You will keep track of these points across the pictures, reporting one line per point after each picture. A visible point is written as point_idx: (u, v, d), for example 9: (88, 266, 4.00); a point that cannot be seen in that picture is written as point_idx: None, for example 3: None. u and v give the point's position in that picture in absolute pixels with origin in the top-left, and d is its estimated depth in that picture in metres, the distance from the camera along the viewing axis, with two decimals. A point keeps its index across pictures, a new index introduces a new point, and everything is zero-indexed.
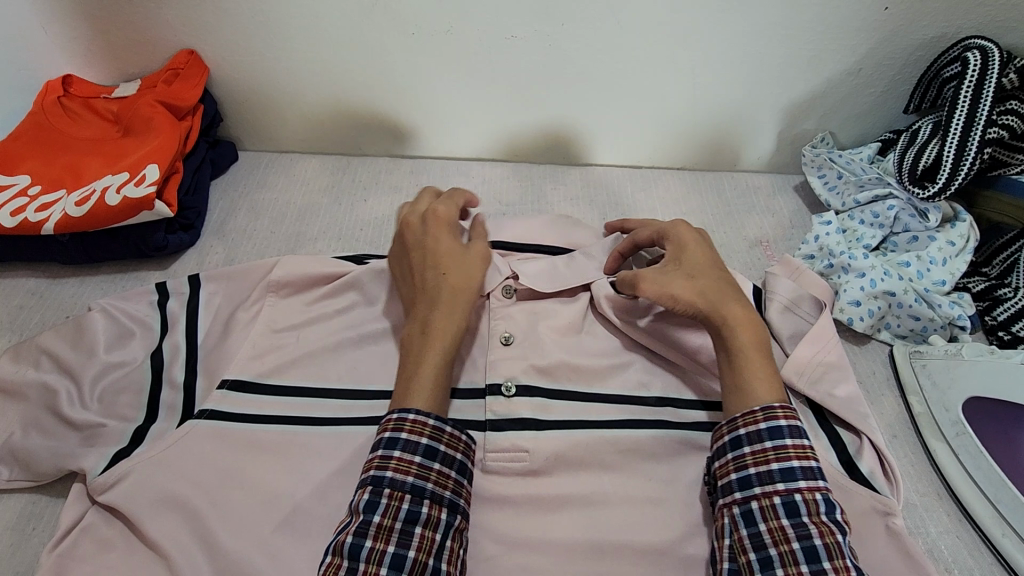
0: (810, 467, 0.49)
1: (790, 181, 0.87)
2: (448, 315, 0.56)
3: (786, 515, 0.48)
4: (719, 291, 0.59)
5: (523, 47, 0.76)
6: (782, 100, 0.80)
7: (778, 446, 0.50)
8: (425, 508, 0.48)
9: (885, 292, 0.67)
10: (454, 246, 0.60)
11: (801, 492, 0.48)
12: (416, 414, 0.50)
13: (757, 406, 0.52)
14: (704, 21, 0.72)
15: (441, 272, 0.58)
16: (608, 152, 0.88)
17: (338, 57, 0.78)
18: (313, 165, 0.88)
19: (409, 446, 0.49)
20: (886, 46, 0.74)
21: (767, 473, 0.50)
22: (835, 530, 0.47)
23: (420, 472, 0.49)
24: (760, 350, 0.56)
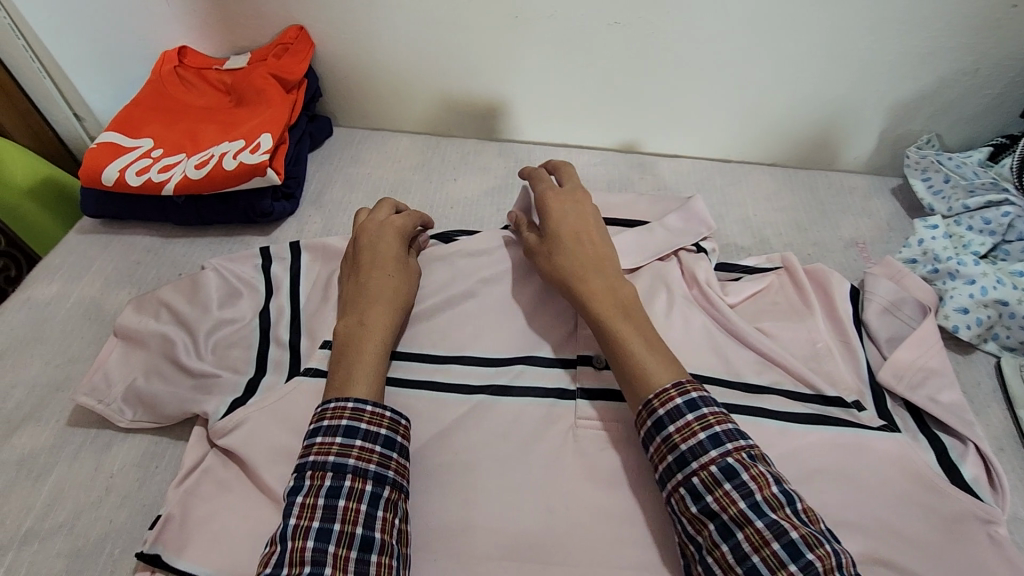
0: (697, 444, 0.50)
1: (888, 182, 0.84)
2: (384, 312, 0.60)
3: (693, 502, 0.48)
4: (586, 266, 0.62)
5: (625, 34, 0.76)
6: (887, 98, 0.77)
7: (665, 437, 0.51)
8: (347, 482, 0.48)
9: (998, 302, 0.65)
10: (398, 252, 0.66)
11: (696, 474, 0.49)
12: (335, 401, 0.52)
13: (642, 405, 0.53)
14: (817, 13, 0.70)
15: (384, 275, 0.63)
16: (697, 144, 0.87)
17: (440, 37, 0.79)
18: (404, 143, 0.90)
19: (330, 430, 0.51)
20: (1009, 45, 0.71)
21: (667, 467, 0.51)
22: (737, 501, 0.47)
23: (341, 450, 0.50)
24: (620, 313, 0.58)
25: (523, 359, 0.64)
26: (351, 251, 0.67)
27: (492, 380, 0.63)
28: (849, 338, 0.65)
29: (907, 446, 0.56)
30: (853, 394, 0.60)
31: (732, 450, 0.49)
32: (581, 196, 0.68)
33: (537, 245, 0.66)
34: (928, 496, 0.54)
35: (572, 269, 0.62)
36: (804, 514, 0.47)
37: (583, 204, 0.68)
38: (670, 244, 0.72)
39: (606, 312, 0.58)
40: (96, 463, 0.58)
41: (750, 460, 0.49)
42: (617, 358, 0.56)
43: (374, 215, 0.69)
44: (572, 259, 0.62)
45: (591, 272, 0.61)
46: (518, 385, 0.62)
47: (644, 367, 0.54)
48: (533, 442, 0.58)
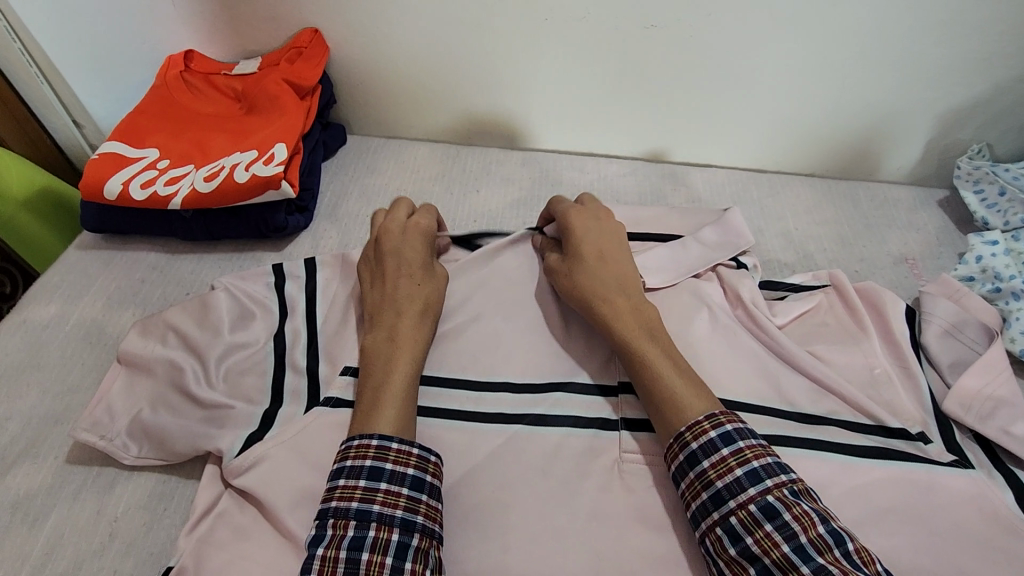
0: (734, 481, 0.45)
1: (934, 194, 0.80)
2: (414, 325, 0.57)
3: (733, 545, 0.43)
4: (609, 289, 0.58)
5: (663, 37, 0.71)
6: (937, 106, 0.73)
7: (699, 473, 0.46)
8: (372, 531, 0.44)
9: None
10: (423, 260, 0.62)
11: (735, 513, 0.44)
12: (359, 438, 0.48)
13: (672, 437, 0.49)
14: (867, 16, 0.66)
15: (413, 283, 0.59)
16: (731, 153, 0.83)
17: (464, 40, 0.75)
18: (422, 151, 0.86)
19: (352, 472, 0.46)
20: None
21: (701, 505, 0.46)
22: (781, 544, 0.42)
23: (365, 495, 0.45)
24: (646, 337, 0.54)
25: (559, 386, 0.60)
26: (371, 253, 0.63)
27: (528, 408, 0.58)
28: (908, 364, 0.60)
29: (982, 485, 0.52)
30: (917, 425, 0.56)
31: (773, 487, 0.44)
32: (605, 215, 0.65)
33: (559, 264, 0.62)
34: (1008, 540, 0.50)
35: (596, 291, 0.58)
36: (856, 557, 0.41)
37: (607, 222, 0.65)
38: (706, 260, 0.67)
39: (631, 337, 0.55)
40: (99, 505, 0.53)
41: (793, 498, 0.43)
42: (645, 386, 0.52)
43: (392, 216, 0.65)
44: (597, 280, 0.59)
45: (615, 295, 0.58)
46: (556, 414, 0.57)
47: (674, 393, 0.50)
48: (575, 480, 0.54)
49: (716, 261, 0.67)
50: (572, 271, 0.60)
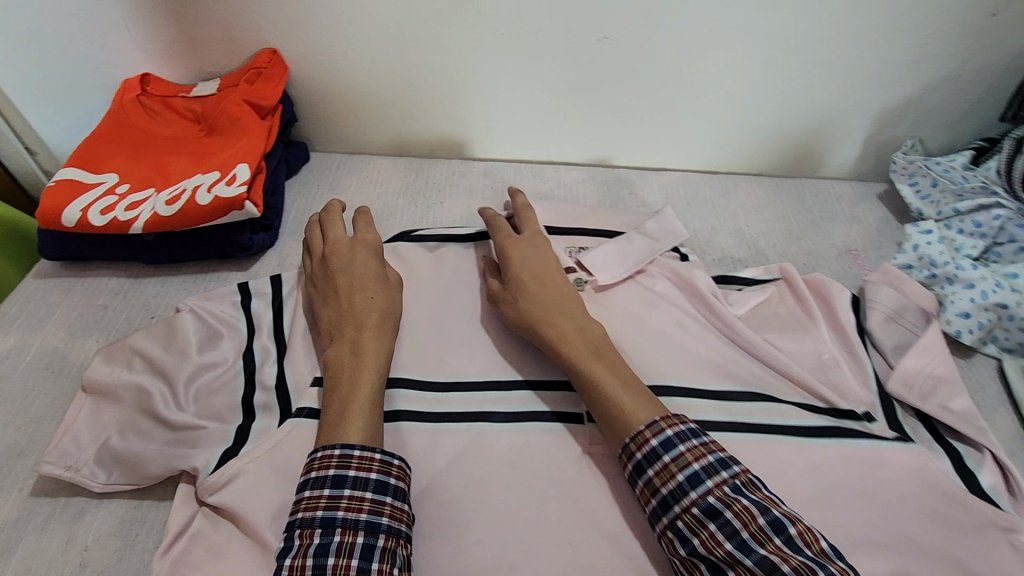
0: (676, 486, 0.47)
1: (874, 187, 0.84)
2: (376, 337, 0.57)
3: (682, 546, 0.46)
4: (555, 312, 0.59)
5: (614, 49, 0.74)
6: (873, 106, 0.77)
7: (646, 481, 0.49)
8: (337, 537, 0.44)
9: (989, 306, 0.64)
10: (377, 269, 0.63)
11: (680, 517, 0.46)
12: (320, 450, 0.49)
13: (620, 448, 0.51)
14: (801, 24, 0.70)
15: (370, 296, 0.60)
16: (684, 156, 0.86)
17: (423, 57, 0.77)
18: (385, 166, 0.87)
19: (317, 482, 0.47)
20: (987, 54, 0.72)
21: (652, 511, 0.48)
22: (723, 541, 0.44)
23: (330, 503, 0.46)
24: (593, 356, 0.56)
25: (529, 385, 0.61)
26: (320, 274, 0.63)
27: (497, 407, 0.60)
28: (854, 348, 0.64)
29: (924, 458, 0.55)
30: (863, 405, 0.59)
31: (714, 489, 0.46)
32: (540, 241, 0.67)
33: (500, 292, 0.63)
34: (948, 507, 0.53)
35: (541, 315, 0.59)
36: (798, 540, 0.43)
37: (542, 247, 0.66)
38: (652, 251, 0.72)
39: (578, 356, 0.56)
40: (68, 533, 0.53)
41: (733, 495, 0.45)
42: (594, 405, 0.54)
43: (333, 233, 0.65)
44: (541, 306, 0.60)
45: (559, 317, 0.59)
46: (526, 414, 0.59)
47: (620, 408, 0.52)
48: (547, 477, 0.55)
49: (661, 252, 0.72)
50: (514, 295, 0.62)
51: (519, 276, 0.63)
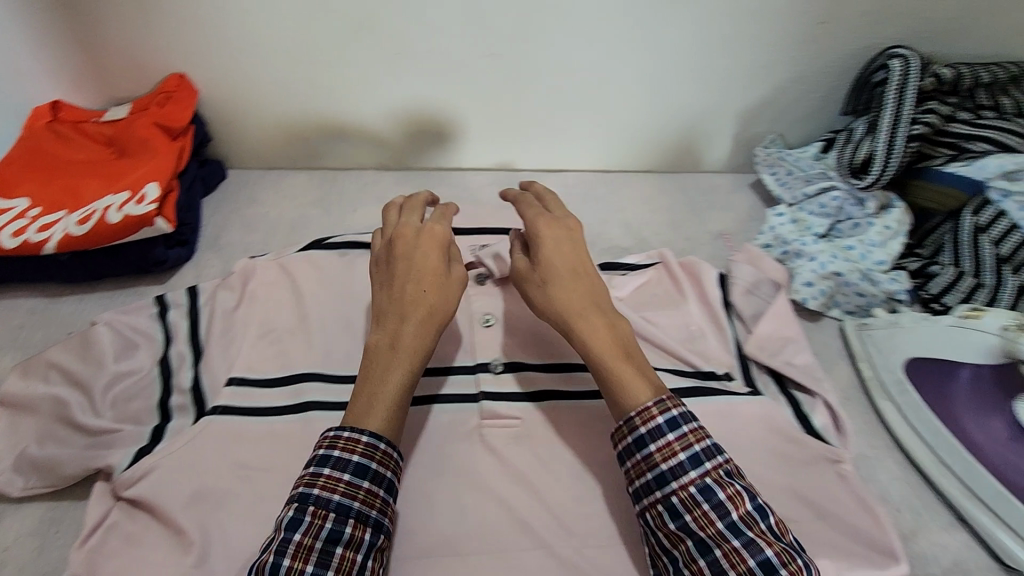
0: (677, 464, 0.49)
1: (748, 178, 0.94)
2: (423, 334, 0.55)
3: (670, 520, 0.49)
4: (585, 303, 0.57)
5: (498, 62, 0.82)
6: (735, 106, 0.87)
7: (645, 455, 0.51)
8: (349, 528, 0.47)
9: (829, 273, 0.74)
10: (440, 261, 0.59)
11: (676, 493, 0.49)
12: (349, 431, 0.50)
13: (621, 421, 0.52)
14: (658, 36, 0.79)
15: (425, 292, 0.57)
16: (580, 159, 0.94)
17: (325, 76, 0.83)
18: (301, 180, 0.92)
19: (339, 464, 0.49)
20: (823, 56, 0.81)
21: (644, 483, 0.51)
22: (715, 520, 0.47)
23: (348, 490, 0.48)
24: (622, 355, 0.55)
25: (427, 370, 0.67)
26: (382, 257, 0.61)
27: None
28: (719, 319, 0.72)
29: (767, 407, 0.63)
30: (723, 366, 0.68)
31: (711, 472, 0.49)
32: (575, 228, 0.63)
33: (527, 269, 0.61)
34: (788, 447, 0.61)
35: (571, 304, 0.57)
36: (776, 528, 0.48)
37: (576, 236, 0.62)
38: None
39: (602, 346, 0.55)
40: None
41: (727, 478, 0.49)
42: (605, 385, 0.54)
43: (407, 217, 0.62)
44: (572, 294, 0.58)
45: (590, 308, 0.57)
46: (424, 398, 0.64)
47: (632, 395, 0.53)
48: (443, 447, 0.61)
49: None
50: (540, 279, 0.59)
51: (546, 262, 0.60)
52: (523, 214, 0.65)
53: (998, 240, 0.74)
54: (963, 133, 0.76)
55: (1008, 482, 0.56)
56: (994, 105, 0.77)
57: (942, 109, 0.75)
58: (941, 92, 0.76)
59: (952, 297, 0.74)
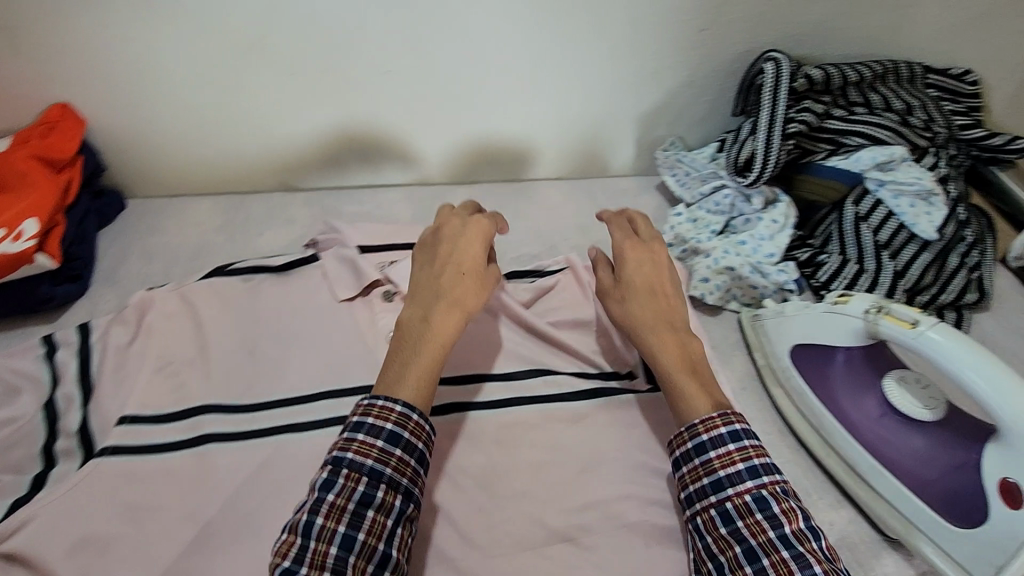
0: (735, 472, 0.53)
1: (653, 181, 0.97)
2: (449, 314, 0.61)
3: (723, 524, 0.51)
4: (658, 323, 0.63)
5: (396, 80, 0.82)
6: (632, 113, 0.90)
7: (704, 461, 0.54)
8: (380, 493, 0.52)
9: (727, 269, 0.77)
10: (477, 251, 0.67)
11: (732, 498, 0.52)
12: (383, 399, 0.55)
13: (683, 426, 0.57)
14: (549, 50, 0.81)
15: (461, 275, 0.64)
16: (490, 170, 0.95)
17: (219, 101, 0.82)
18: (206, 206, 0.90)
19: (373, 430, 0.54)
20: (707, 61, 0.85)
21: (700, 487, 0.54)
22: (767, 529, 0.50)
23: (380, 456, 0.53)
24: (689, 372, 0.60)
25: (332, 392, 0.68)
26: (428, 252, 0.67)
27: (300, 418, 0.65)
28: None
29: None
30: (624, 366, 0.71)
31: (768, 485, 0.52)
32: (658, 247, 0.69)
33: (608, 285, 0.67)
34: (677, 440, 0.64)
35: (645, 320, 0.63)
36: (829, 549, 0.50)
37: (659, 254, 0.68)
38: None
39: (670, 360, 0.61)
40: None
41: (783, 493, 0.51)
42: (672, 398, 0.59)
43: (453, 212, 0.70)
44: (648, 309, 0.64)
45: (657, 324, 0.63)
46: (329, 420, 0.65)
47: (691, 405, 0.58)
48: None
49: None
50: (619, 295, 0.65)
51: (626, 279, 0.66)
52: (609, 234, 0.70)
53: (876, 228, 0.79)
54: (837, 129, 0.81)
55: (880, 456, 0.58)
56: (864, 101, 0.82)
57: (816, 108, 0.80)
58: (815, 91, 0.80)
59: (839, 283, 0.78)
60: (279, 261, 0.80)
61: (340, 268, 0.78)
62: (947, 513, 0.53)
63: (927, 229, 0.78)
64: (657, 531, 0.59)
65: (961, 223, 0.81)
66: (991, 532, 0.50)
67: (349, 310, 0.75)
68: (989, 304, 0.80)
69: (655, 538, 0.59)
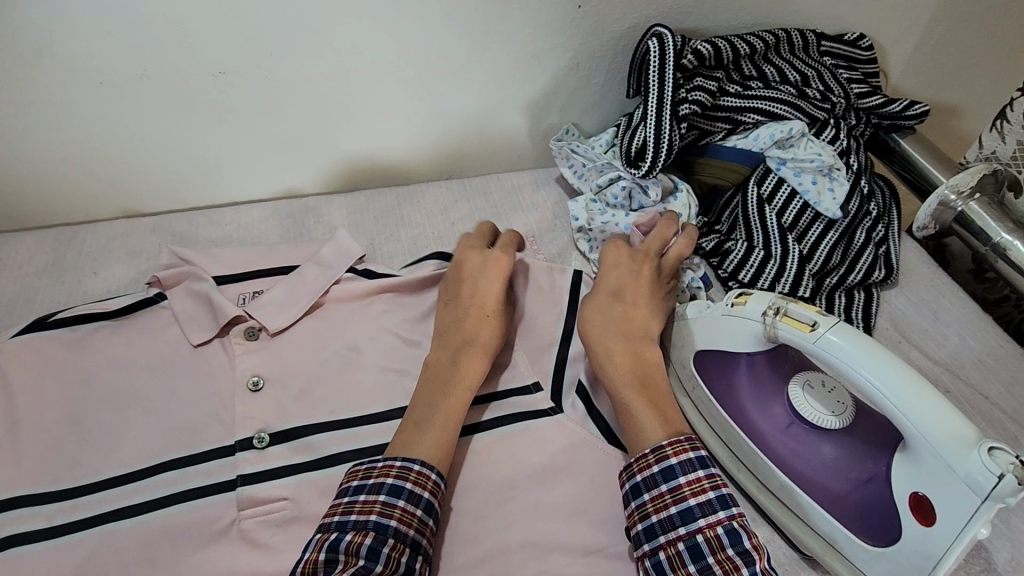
0: (707, 501, 0.48)
1: (552, 172, 0.90)
2: (478, 360, 0.59)
3: (692, 561, 0.46)
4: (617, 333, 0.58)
5: (238, 82, 0.71)
6: (519, 101, 0.82)
7: (672, 487, 0.49)
8: (418, 565, 0.47)
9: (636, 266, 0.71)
10: (500, 292, 0.63)
11: (703, 531, 0.47)
12: (421, 465, 0.51)
13: (649, 448, 0.51)
14: (416, 37, 0.72)
15: (486, 317, 0.61)
16: (370, 174, 0.86)
17: (20, 121, 0.68)
18: (27, 243, 0.76)
19: (414, 497, 0.49)
20: (592, 40, 0.77)
21: (668, 519, 0.48)
22: (740, 566, 0.45)
23: (419, 525, 0.49)
24: (636, 389, 0.55)
25: (174, 462, 0.57)
26: (450, 285, 0.64)
27: (131, 499, 0.55)
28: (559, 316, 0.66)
29: (556, 428, 0.60)
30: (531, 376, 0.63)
31: (737, 512, 0.48)
32: (643, 258, 0.63)
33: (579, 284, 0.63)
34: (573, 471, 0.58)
35: (600, 331, 0.58)
36: None
37: (642, 268, 0.62)
38: (319, 283, 0.68)
39: (620, 373, 0.56)
40: None
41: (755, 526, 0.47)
42: (625, 418, 0.54)
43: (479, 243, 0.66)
44: (605, 321, 0.58)
45: (618, 336, 0.58)
46: (165, 497, 0.55)
47: (642, 429, 0.53)
48: (189, 556, 0.53)
49: (330, 283, 0.68)
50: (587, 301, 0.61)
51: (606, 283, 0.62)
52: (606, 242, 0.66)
53: (781, 209, 0.75)
54: (734, 106, 0.74)
55: (790, 471, 0.52)
56: (759, 75, 0.77)
57: (710, 85, 0.73)
58: (706, 67, 0.74)
59: (747, 272, 0.73)
60: (114, 302, 0.68)
61: (184, 304, 0.66)
62: (862, 530, 0.49)
63: (831, 208, 0.73)
64: None
65: (865, 197, 0.77)
66: (906, 550, 0.46)
67: (198, 357, 0.64)
68: (897, 280, 0.77)
69: None
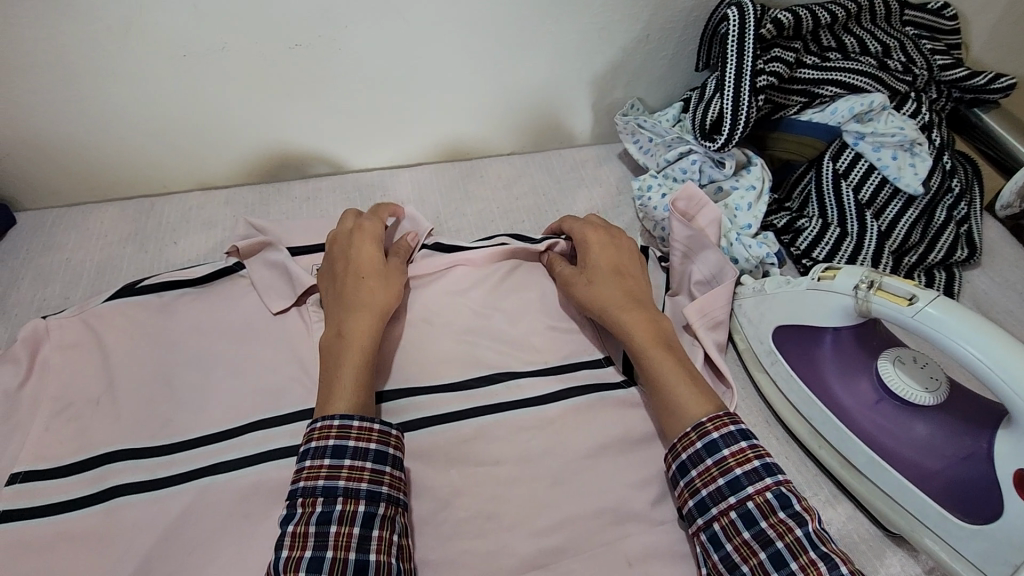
0: (754, 469, 0.48)
1: (615, 149, 0.89)
2: (365, 318, 0.57)
3: (746, 528, 0.46)
4: (628, 303, 0.59)
5: (312, 54, 0.71)
6: (586, 74, 0.81)
7: (717, 460, 0.49)
8: (339, 505, 0.46)
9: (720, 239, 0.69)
10: (373, 257, 0.62)
11: (753, 498, 0.47)
12: (320, 420, 0.50)
13: (691, 426, 0.51)
14: (487, 9, 0.71)
15: (360, 279, 0.60)
16: (432, 149, 0.86)
17: (106, 94, 0.70)
18: (110, 213, 0.79)
19: (316, 451, 0.48)
20: (663, 12, 0.76)
21: (717, 489, 0.48)
22: (793, 528, 0.45)
23: (330, 472, 0.47)
24: (665, 348, 0.56)
25: (264, 423, 0.60)
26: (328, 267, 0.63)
27: (225, 456, 0.57)
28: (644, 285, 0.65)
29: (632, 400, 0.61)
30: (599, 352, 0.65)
31: (783, 478, 0.48)
32: (619, 233, 0.67)
33: (572, 273, 0.64)
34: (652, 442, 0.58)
35: (616, 303, 0.59)
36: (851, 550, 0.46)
37: (622, 240, 0.66)
38: None
39: (645, 336, 0.57)
40: None
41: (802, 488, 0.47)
42: (658, 386, 0.55)
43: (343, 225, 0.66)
44: (615, 290, 0.60)
45: (631, 303, 0.59)
46: (258, 455, 0.58)
47: (678, 390, 0.53)
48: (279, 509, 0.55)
49: None
50: (584, 278, 0.62)
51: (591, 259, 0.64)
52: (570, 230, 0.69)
53: (857, 185, 0.72)
54: (811, 78, 0.72)
55: (877, 448, 0.52)
56: (837, 46, 0.75)
57: (788, 56, 0.71)
58: (785, 37, 0.72)
59: (821, 249, 0.71)
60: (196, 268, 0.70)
61: (264, 273, 0.68)
62: (956, 507, 0.48)
63: (912, 183, 0.71)
64: (639, 549, 0.53)
65: (947, 173, 0.75)
66: (1008, 527, 0.45)
67: (279, 323, 0.66)
68: (979, 260, 0.74)
69: (636, 556, 0.52)
